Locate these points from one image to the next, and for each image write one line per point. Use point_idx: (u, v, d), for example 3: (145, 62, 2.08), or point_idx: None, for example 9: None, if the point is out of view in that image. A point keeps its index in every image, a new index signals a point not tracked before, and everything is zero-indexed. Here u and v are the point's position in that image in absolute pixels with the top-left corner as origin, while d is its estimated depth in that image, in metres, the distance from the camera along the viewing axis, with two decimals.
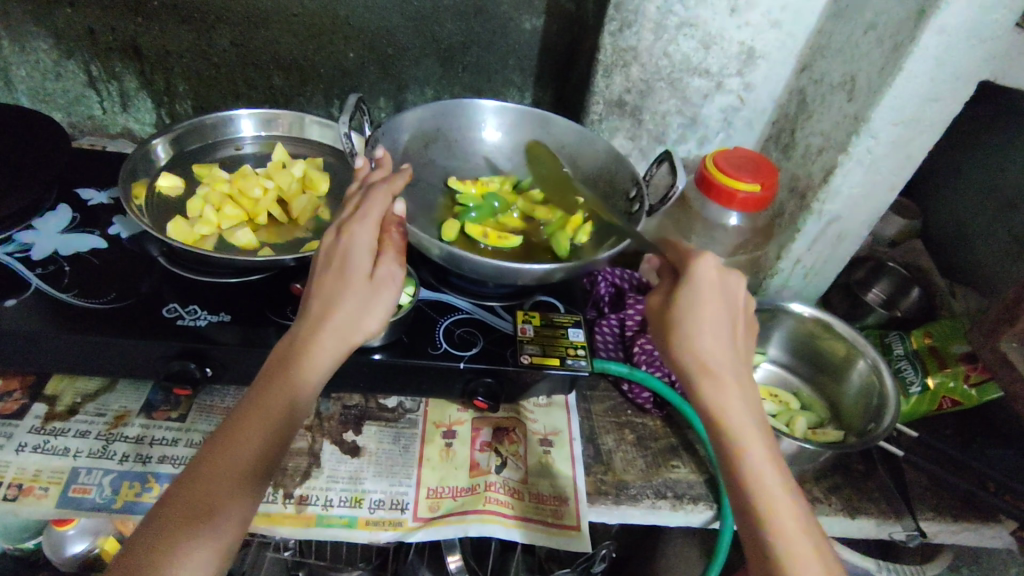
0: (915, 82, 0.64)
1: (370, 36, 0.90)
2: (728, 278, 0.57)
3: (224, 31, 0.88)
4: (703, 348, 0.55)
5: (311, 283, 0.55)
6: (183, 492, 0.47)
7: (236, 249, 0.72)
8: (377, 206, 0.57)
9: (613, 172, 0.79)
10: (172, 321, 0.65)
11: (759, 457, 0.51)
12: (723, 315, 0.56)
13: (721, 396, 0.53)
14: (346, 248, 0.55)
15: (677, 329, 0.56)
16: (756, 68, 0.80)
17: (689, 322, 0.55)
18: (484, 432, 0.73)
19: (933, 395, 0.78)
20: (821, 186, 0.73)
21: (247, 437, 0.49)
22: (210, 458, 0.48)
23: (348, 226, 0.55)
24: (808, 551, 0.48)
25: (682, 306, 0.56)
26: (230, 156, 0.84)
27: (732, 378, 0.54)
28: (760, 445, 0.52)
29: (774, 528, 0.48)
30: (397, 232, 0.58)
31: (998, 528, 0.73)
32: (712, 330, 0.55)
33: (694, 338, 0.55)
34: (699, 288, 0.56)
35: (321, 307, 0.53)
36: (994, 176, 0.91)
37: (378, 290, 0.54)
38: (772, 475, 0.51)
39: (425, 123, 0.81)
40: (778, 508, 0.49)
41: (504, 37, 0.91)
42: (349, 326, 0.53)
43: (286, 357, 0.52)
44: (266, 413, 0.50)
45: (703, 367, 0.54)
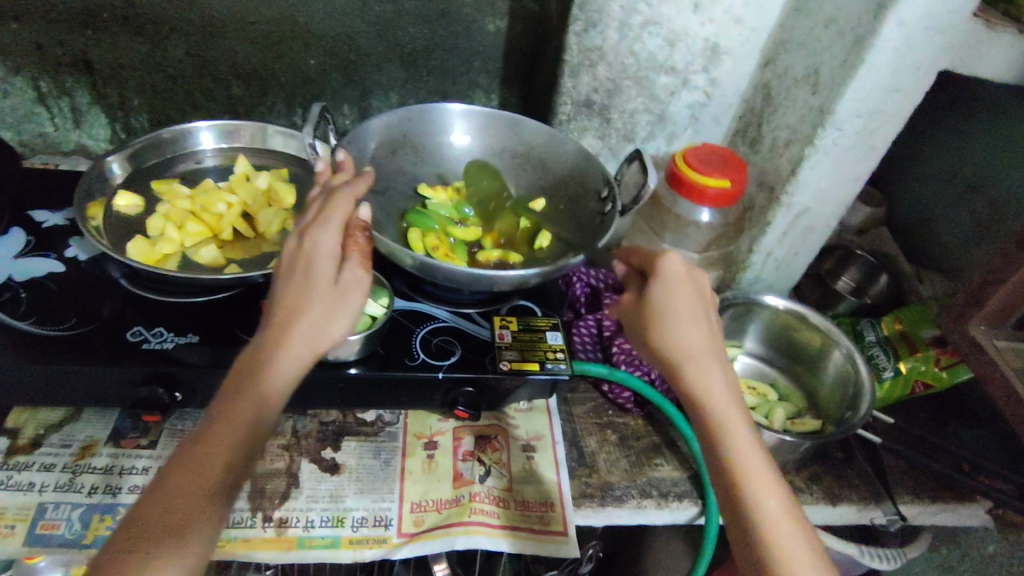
0: (877, 74, 0.64)
1: (331, 42, 0.88)
2: (696, 271, 0.58)
3: (179, 41, 0.85)
4: (683, 341, 0.54)
5: (274, 291, 0.53)
6: (151, 510, 0.45)
7: (201, 266, 0.70)
8: (339, 210, 0.54)
9: (585, 172, 0.79)
10: (137, 345, 0.63)
11: (743, 446, 0.51)
12: (698, 306, 0.56)
13: (702, 386, 0.54)
14: (309, 254, 0.53)
15: (653, 323, 0.56)
16: (721, 64, 0.81)
17: (665, 315, 0.55)
18: (466, 441, 0.72)
19: (906, 379, 0.80)
20: (790, 179, 0.74)
21: (211, 450, 0.47)
22: (177, 473, 0.46)
23: (309, 232, 0.53)
24: (795, 538, 0.48)
25: (659, 301, 0.56)
26: (190, 171, 0.81)
27: (711, 367, 0.54)
28: (743, 434, 0.52)
29: (761, 517, 0.48)
30: (363, 237, 0.56)
31: (974, 507, 0.75)
32: (687, 323, 0.55)
33: (671, 331, 0.55)
34: (670, 284, 0.56)
35: (285, 315, 0.51)
36: (955, 162, 0.93)
37: (344, 295, 0.52)
38: (756, 463, 0.51)
39: (392, 129, 0.79)
40: (764, 496, 0.49)
41: (468, 40, 0.90)
42: (314, 334, 0.51)
43: (251, 367, 0.50)
44: (234, 425, 0.48)
45: (684, 359, 0.54)
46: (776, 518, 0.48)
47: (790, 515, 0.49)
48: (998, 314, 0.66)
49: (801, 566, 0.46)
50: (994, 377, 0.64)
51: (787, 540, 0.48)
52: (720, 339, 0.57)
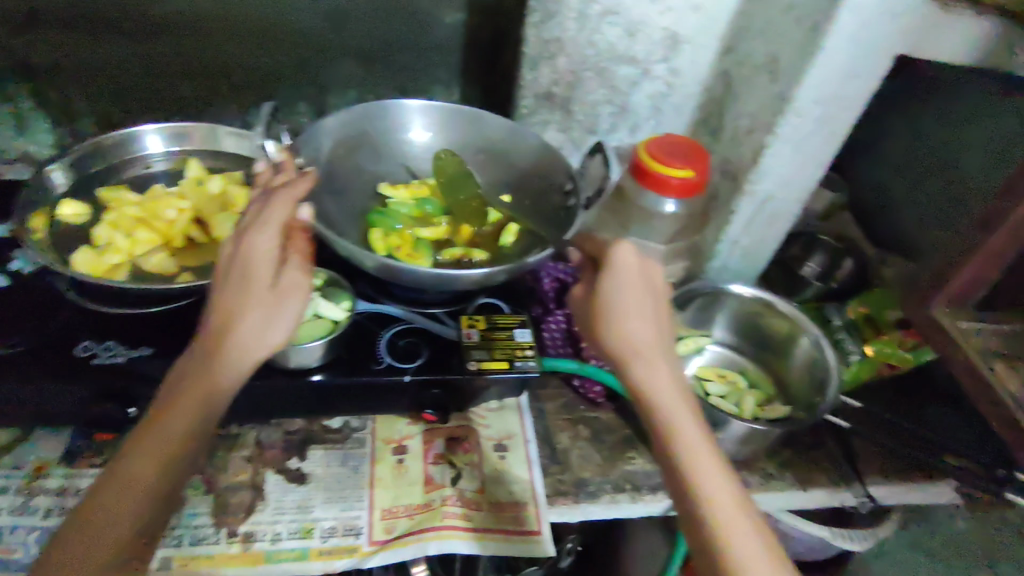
0: (835, 59, 0.64)
1: (284, 38, 0.85)
2: (648, 263, 0.57)
3: (123, 41, 0.82)
4: (631, 335, 0.54)
5: (209, 299, 0.52)
6: (84, 522, 0.45)
7: (153, 276, 0.67)
8: (279, 212, 0.52)
9: (547, 166, 0.78)
10: (87, 360, 0.60)
11: (692, 442, 0.51)
12: (648, 299, 0.55)
13: (651, 382, 0.53)
14: (244, 257, 0.51)
15: (602, 319, 0.55)
16: (681, 53, 0.80)
17: (614, 311, 0.54)
18: (437, 444, 0.71)
19: (873, 362, 0.81)
20: (752, 167, 0.74)
21: (145, 458, 0.47)
22: (111, 483, 0.46)
23: (245, 235, 0.51)
24: (746, 531, 0.47)
25: (609, 294, 0.55)
26: (140, 177, 0.78)
27: (660, 362, 0.54)
28: (692, 428, 0.52)
29: (711, 510, 0.48)
30: (302, 237, 0.56)
31: (942, 485, 0.76)
32: (636, 317, 0.54)
33: (620, 327, 0.54)
34: (622, 276, 0.55)
35: (221, 322, 0.50)
36: (913, 145, 0.94)
37: (283, 300, 0.52)
38: (705, 457, 0.50)
39: (348, 127, 0.77)
40: (714, 490, 0.49)
41: (426, 33, 0.88)
42: (252, 341, 0.50)
43: (187, 375, 0.50)
44: (168, 436, 0.47)
45: (633, 355, 0.54)
46: (726, 512, 0.48)
47: (740, 508, 0.49)
48: (958, 295, 0.67)
49: (753, 560, 0.46)
50: (957, 357, 0.65)
51: (738, 534, 0.47)
52: (669, 334, 0.56)
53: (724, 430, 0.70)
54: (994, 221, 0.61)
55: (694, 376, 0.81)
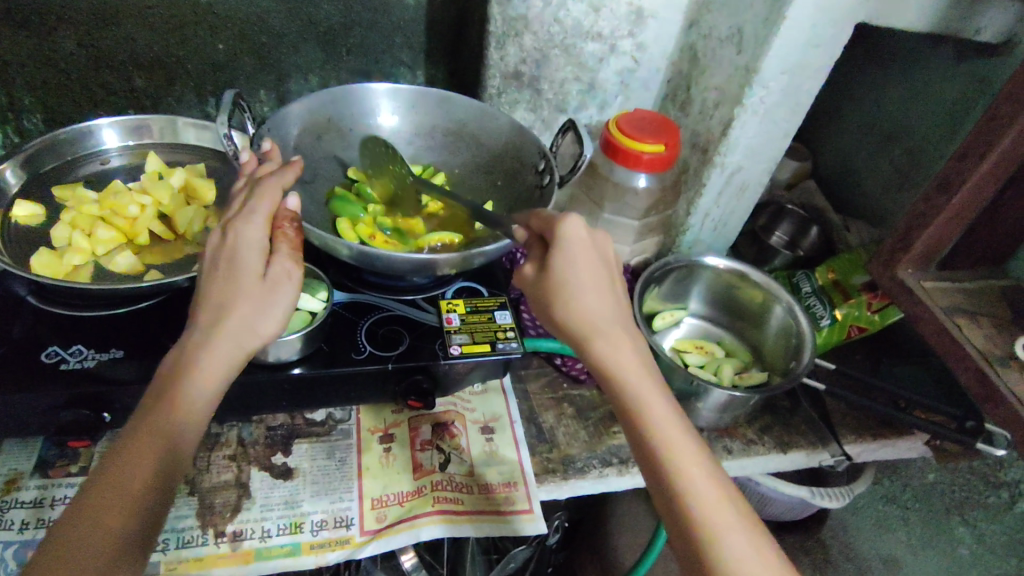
0: (799, 29, 0.65)
1: (240, 23, 0.82)
2: (596, 237, 0.55)
3: (67, 32, 0.77)
4: (588, 311, 0.52)
5: (199, 293, 0.51)
6: (58, 541, 0.41)
7: (118, 275, 0.65)
8: (268, 199, 0.54)
9: (518, 145, 0.77)
10: (54, 367, 0.58)
11: (661, 417, 0.49)
12: (600, 275, 0.53)
13: (613, 357, 0.51)
14: (232, 249, 0.52)
15: (556, 299, 0.53)
16: (647, 28, 0.80)
17: (567, 290, 0.52)
18: (423, 430, 0.70)
19: (842, 326, 0.83)
20: (722, 139, 0.75)
21: (136, 452, 0.45)
22: (88, 498, 0.43)
23: (234, 226, 0.52)
24: (722, 504, 0.46)
25: (557, 271, 0.52)
26: (97, 173, 0.75)
27: (620, 337, 0.52)
28: (660, 403, 0.50)
29: (687, 487, 0.46)
30: (292, 227, 0.55)
31: (912, 440, 0.80)
32: (594, 292, 0.52)
33: (574, 303, 0.52)
34: (570, 252, 0.52)
35: (211, 312, 0.49)
36: (873, 112, 0.97)
37: (274, 289, 0.51)
38: (677, 432, 0.49)
39: (315, 113, 0.75)
40: (687, 465, 0.47)
41: (388, 15, 0.86)
42: (243, 331, 0.49)
43: (174, 369, 0.48)
44: (156, 429, 0.46)
45: (591, 330, 0.52)
46: (703, 487, 0.46)
47: (716, 481, 0.47)
48: (924, 256, 0.69)
49: (734, 535, 0.45)
50: (924, 317, 0.67)
51: (716, 509, 0.46)
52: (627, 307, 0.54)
53: (705, 399, 0.71)
54: (955, 182, 0.63)
55: (673, 349, 0.83)
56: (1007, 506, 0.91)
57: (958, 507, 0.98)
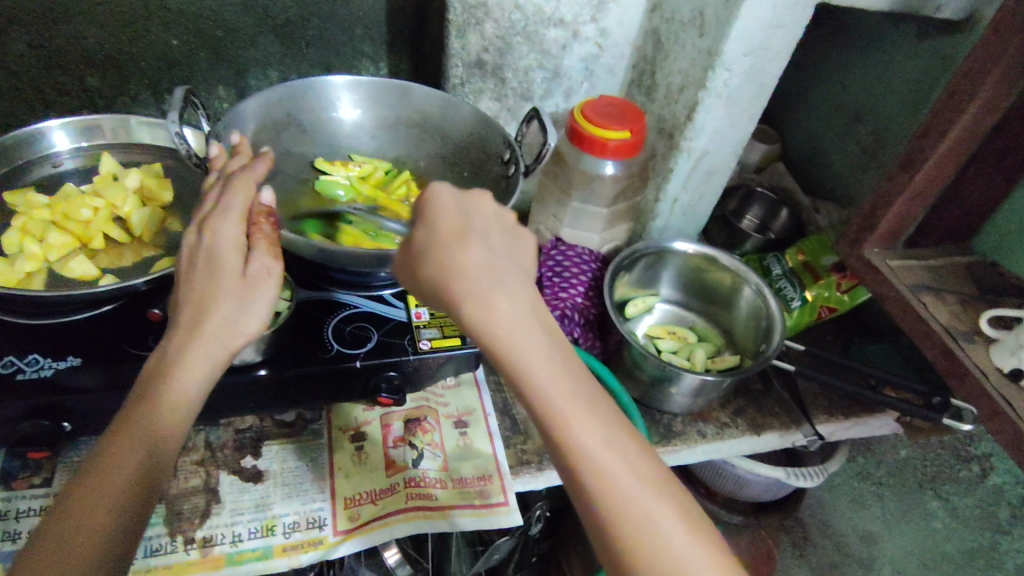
0: (759, 12, 0.65)
1: (195, 18, 0.80)
2: (468, 193, 0.42)
3: (14, 32, 0.75)
4: (466, 275, 0.39)
5: (178, 293, 0.50)
6: (44, 544, 0.39)
7: (74, 282, 0.63)
8: (239, 199, 0.53)
9: (484, 135, 0.76)
10: (10, 377, 0.56)
11: (563, 407, 0.39)
12: (476, 238, 0.41)
13: (499, 332, 0.39)
14: (210, 246, 0.50)
15: (424, 271, 0.40)
16: (609, 13, 0.79)
17: (436, 256, 0.40)
18: (395, 427, 0.70)
19: (812, 306, 0.84)
20: (687, 123, 0.74)
21: (119, 454, 0.43)
22: (74, 500, 0.41)
23: (210, 224, 0.51)
24: (646, 497, 0.38)
25: (423, 239, 0.40)
26: (49, 177, 0.73)
27: (506, 308, 0.40)
28: (561, 384, 0.39)
29: (602, 488, 0.37)
30: (268, 222, 0.54)
31: (883, 417, 0.81)
32: (469, 253, 0.40)
33: (447, 272, 0.39)
34: (438, 215, 0.40)
35: (191, 313, 0.48)
36: (838, 93, 0.97)
37: (254, 287, 0.50)
38: (581, 414, 0.39)
39: (273, 108, 0.73)
40: (599, 462, 0.38)
41: (347, 6, 0.85)
42: (225, 328, 0.48)
43: (156, 370, 0.47)
44: (140, 427, 0.44)
45: (468, 302, 0.39)
46: (621, 483, 0.38)
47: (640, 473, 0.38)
48: (890, 234, 0.69)
49: (663, 537, 0.37)
50: (891, 296, 0.68)
51: (642, 507, 0.37)
52: (517, 265, 0.42)
53: (678, 385, 0.71)
54: (918, 160, 0.63)
55: (646, 336, 0.83)
56: (979, 479, 0.93)
57: (931, 481, 1.00)
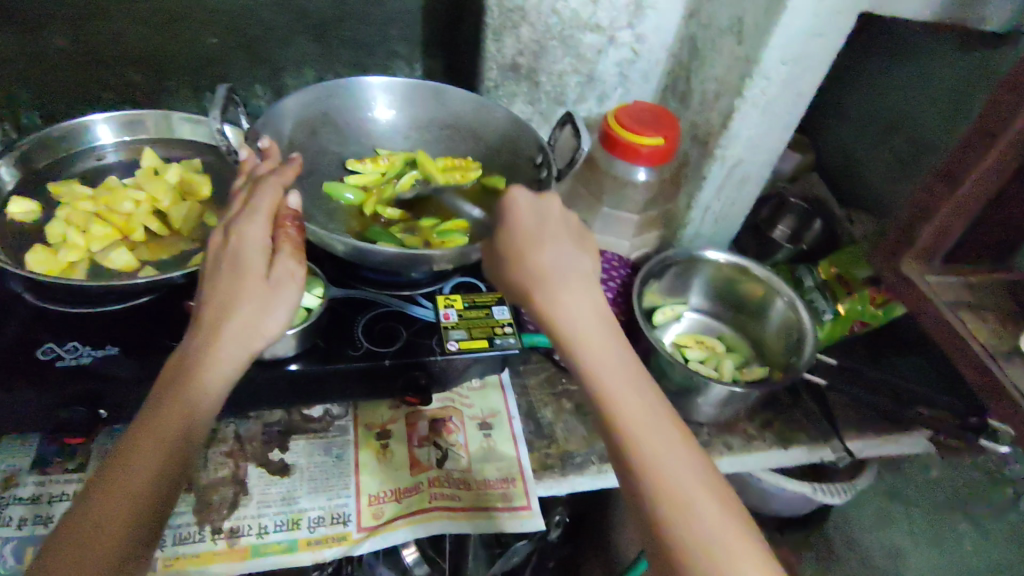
0: (800, 19, 0.64)
1: (235, 17, 0.82)
2: (544, 199, 0.52)
3: (62, 28, 0.77)
4: (537, 263, 0.49)
5: (200, 294, 0.51)
6: (67, 536, 0.41)
7: (113, 272, 0.64)
8: (266, 202, 0.53)
9: (516, 138, 0.77)
10: (50, 364, 0.58)
11: (606, 377, 0.45)
12: (549, 239, 0.50)
13: (562, 316, 0.47)
14: (236, 249, 0.51)
15: (507, 260, 0.50)
16: (646, 19, 0.79)
17: (518, 251, 0.50)
18: (420, 426, 0.70)
19: (845, 320, 0.83)
20: (722, 131, 0.74)
21: (142, 454, 0.44)
22: (96, 497, 0.42)
23: (236, 227, 0.51)
24: (677, 464, 0.42)
25: (506, 237, 0.50)
26: (93, 169, 0.75)
27: (569, 292, 0.48)
28: (606, 360, 0.46)
29: (646, 469, 0.42)
30: (294, 227, 0.54)
31: (914, 435, 0.79)
32: (538, 247, 0.49)
33: (521, 263, 0.49)
34: (515, 217, 0.51)
35: (213, 315, 0.49)
36: (877, 102, 0.96)
37: (278, 291, 0.51)
38: (624, 390, 0.45)
39: (310, 107, 0.74)
40: (636, 429, 0.43)
41: (384, 8, 0.86)
42: (247, 331, 0.49)
43: (180, 367, 0.48)
44: (162, 427, 0.45)
45: (536, 290, 0.48)
46: (658, 457, 0.42)
47: (678, 452, 0.43)
48: (928, 249, 0.68)
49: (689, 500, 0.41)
50: (927, 312, 0.66)
51: (674, 479, 0.42)
52: (584, 262, 0.50)
53: (705, 395, 0.70)
54: (959, 174, 0.62)
55: (673, 344, 0.82)
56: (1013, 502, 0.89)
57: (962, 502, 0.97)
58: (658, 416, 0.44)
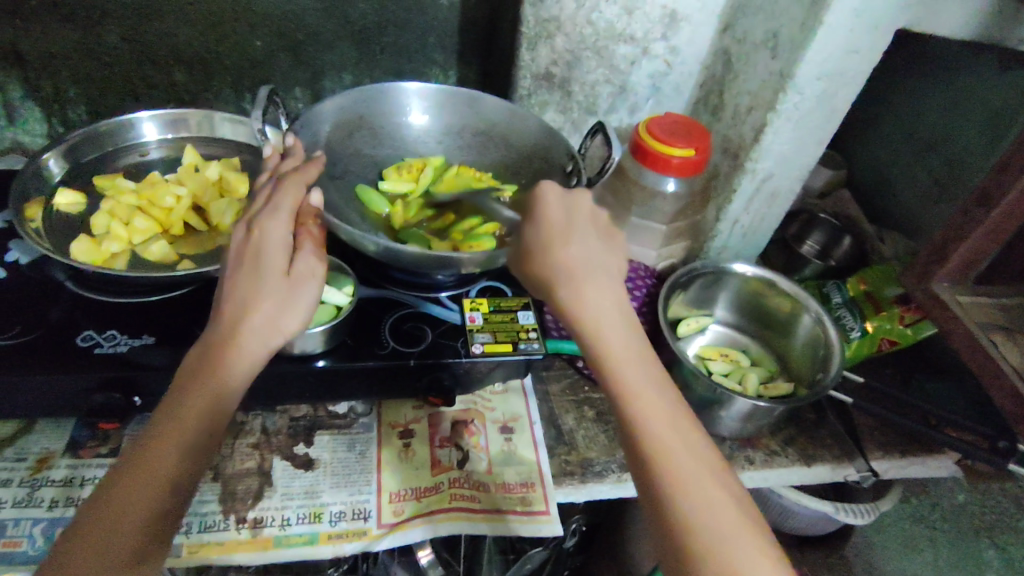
0: (836, 35, 0.64)
1: (278, 21, 0.84)
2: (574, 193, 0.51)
3: (112, 27, 0.80)
4: (565, 257, 0.48)
5: (222, 287, 0.51)
6: (92, 521, 0.43)
7: (152, 264, 0.67)
8: (288, 197, 0.54)
9: (548, 146, 0.77)
10: (89, 350, 0.60)
11: (628, 377, 0.45)
12: (578, 234, 0.49)
13: (587, 314, 0.46)
14: (257, 244, 0.51)
15: (535, 255, 0.49)
16: (680, 32, 0.79)
17: (547, 245, 0.48)
18: (443, 427, 0.71)
19: (873, 338, 0.81)
20: (753, 145, 0.74)
21: (164, 445, 0.46)
22: (120, 485, 0.44)
23: (259, 222, 0.52)
24: (694, 465, 0.43)
25: (534, 232, 0.49)
26: (136, 164, 0.77)
27: (595, 290, 0.47)
28: (629, 360, 0.46)
29: (664, 469, 0.42)
30: (316, 224, 0.56)
31: (940, 457, 0.77)
32: (567, 242, 0.48)
33: (548, 258, 0.48)
34: (544, 213, 0.49)
35: (234, 310, 0.50)
36: (913, 120, 0.95)
37: (299, 287, 0.52)
38: (644, 387, 0.45)
39: (347, 110, 0.76)
40: (655, 429, 0.43)
41: (421, 15, 0.87)
42: (268, 327, 0.50)
43: (202, 361, 0.49)
44: (184, 419, 0.47)
45: (563, 285, 0.47)
46: (677, 459, 0.43)
47: (702, 464, 0.43)
48: (961, 269, 0.67)
49: (706, 503, 0.41)
50: (957, 333, 0.65)
51: (691, 480, 0.42)
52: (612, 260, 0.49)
53: (729, 408, 0.70)
54: (995, 195, 0.61)
55: (697, 356, 0.82)
56: None
57: None
58: (681, 425, 0.44)
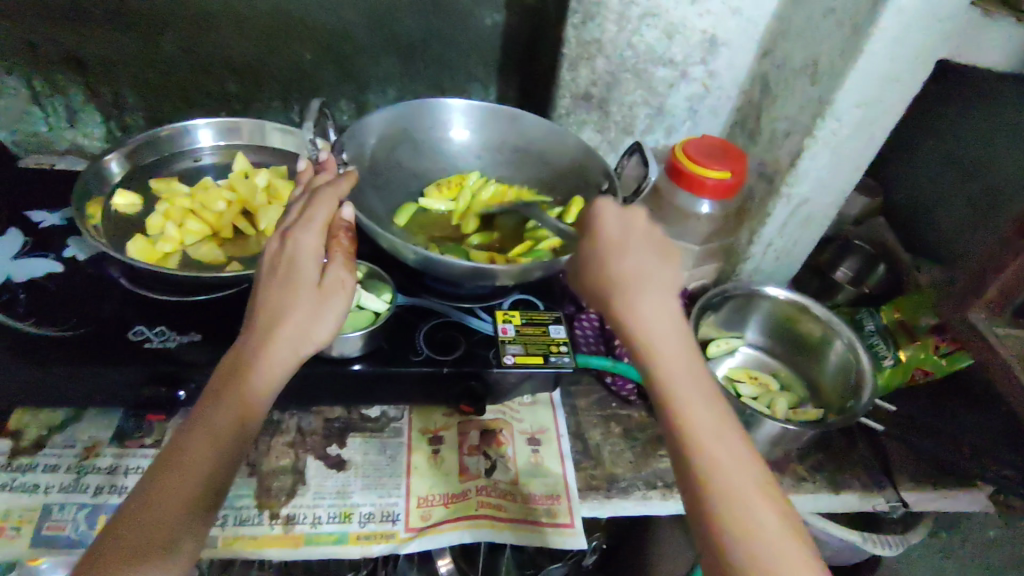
0: (877, 63, 0.64)
1: (328, 35, 0.88)
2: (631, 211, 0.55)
3: (173, 37, 0.84)
4: (618, 268, 0.51)
5: (256, 296, 0.54)
6: (126, 520, 0.45)
7: (201, 265, 0.70)
8: (323, 210, 0.56)
9: (585, 164, 0.79)
10: (140, 345, 0.62)
11: (676, 381, 0.47)
12: (634, 248, 0.52)
13: (637, 320, 0.49)
14: (291, 254, 0.54)
15: (595, 265, 0.53)
16: (719, 56, 0.81)
17: (604, 257, 0.52)
18: (472, 435, 0.72)
19: (906, 368, 0.80)
20: (789, 169, 0.74)
21: (195, 451, 0.47)
22: (155, 487, 0.46)
23: (292, 233, 0.54)
24: (738, 470, 0.44)
25: (592, 246, 0.54)
26: (190, 169, 0.81)
27: (647, 298, 0.50)
28: (678, 365, 0.48)
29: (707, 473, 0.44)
30: (346, 235, 0.58)
31: (972, 490, 0.76)
32: (622, 254, 0.52)
33: (605, 267, 0.52)
34: (602, 229, 0.54)
35: (268, 317, 0.52)
36: (952, 149, 0.94)
37: (329, 297, 0.54)
38: (691, 392, 0.47)
39: (392, 124, 0.79)
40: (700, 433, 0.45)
41: (465, 33, 0.90)
42: (297, 336, 0.52)
43: (235, 368, 0.51)
44: (215, 426, 0.48)
45: (616, 293, 0.50)
46: (720, 461, 0.44)
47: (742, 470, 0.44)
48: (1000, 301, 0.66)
49: (749, 507, 0.43)
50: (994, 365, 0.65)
51: (733, 485, 0.43)
52: (670, 272, 0.52)
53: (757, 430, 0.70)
54: None
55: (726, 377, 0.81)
56: None
57: None
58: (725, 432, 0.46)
